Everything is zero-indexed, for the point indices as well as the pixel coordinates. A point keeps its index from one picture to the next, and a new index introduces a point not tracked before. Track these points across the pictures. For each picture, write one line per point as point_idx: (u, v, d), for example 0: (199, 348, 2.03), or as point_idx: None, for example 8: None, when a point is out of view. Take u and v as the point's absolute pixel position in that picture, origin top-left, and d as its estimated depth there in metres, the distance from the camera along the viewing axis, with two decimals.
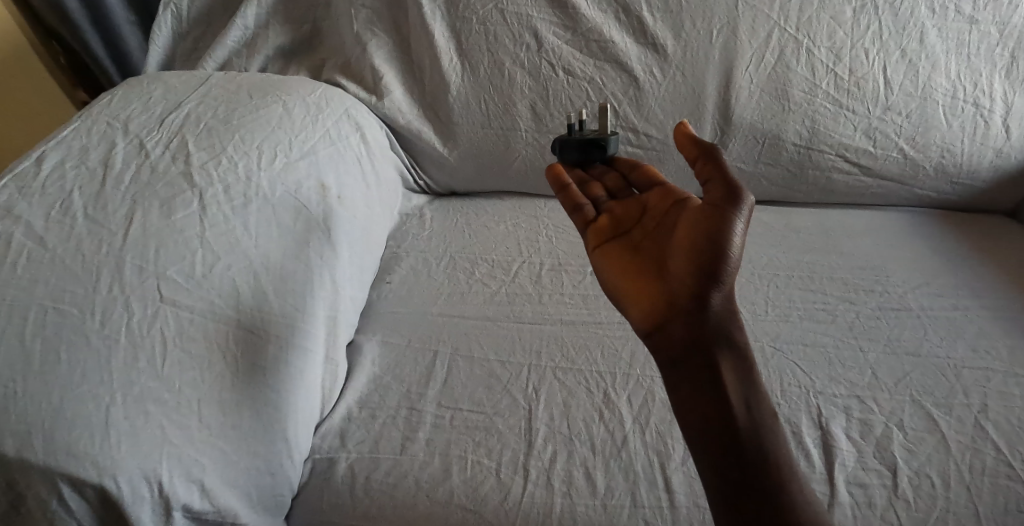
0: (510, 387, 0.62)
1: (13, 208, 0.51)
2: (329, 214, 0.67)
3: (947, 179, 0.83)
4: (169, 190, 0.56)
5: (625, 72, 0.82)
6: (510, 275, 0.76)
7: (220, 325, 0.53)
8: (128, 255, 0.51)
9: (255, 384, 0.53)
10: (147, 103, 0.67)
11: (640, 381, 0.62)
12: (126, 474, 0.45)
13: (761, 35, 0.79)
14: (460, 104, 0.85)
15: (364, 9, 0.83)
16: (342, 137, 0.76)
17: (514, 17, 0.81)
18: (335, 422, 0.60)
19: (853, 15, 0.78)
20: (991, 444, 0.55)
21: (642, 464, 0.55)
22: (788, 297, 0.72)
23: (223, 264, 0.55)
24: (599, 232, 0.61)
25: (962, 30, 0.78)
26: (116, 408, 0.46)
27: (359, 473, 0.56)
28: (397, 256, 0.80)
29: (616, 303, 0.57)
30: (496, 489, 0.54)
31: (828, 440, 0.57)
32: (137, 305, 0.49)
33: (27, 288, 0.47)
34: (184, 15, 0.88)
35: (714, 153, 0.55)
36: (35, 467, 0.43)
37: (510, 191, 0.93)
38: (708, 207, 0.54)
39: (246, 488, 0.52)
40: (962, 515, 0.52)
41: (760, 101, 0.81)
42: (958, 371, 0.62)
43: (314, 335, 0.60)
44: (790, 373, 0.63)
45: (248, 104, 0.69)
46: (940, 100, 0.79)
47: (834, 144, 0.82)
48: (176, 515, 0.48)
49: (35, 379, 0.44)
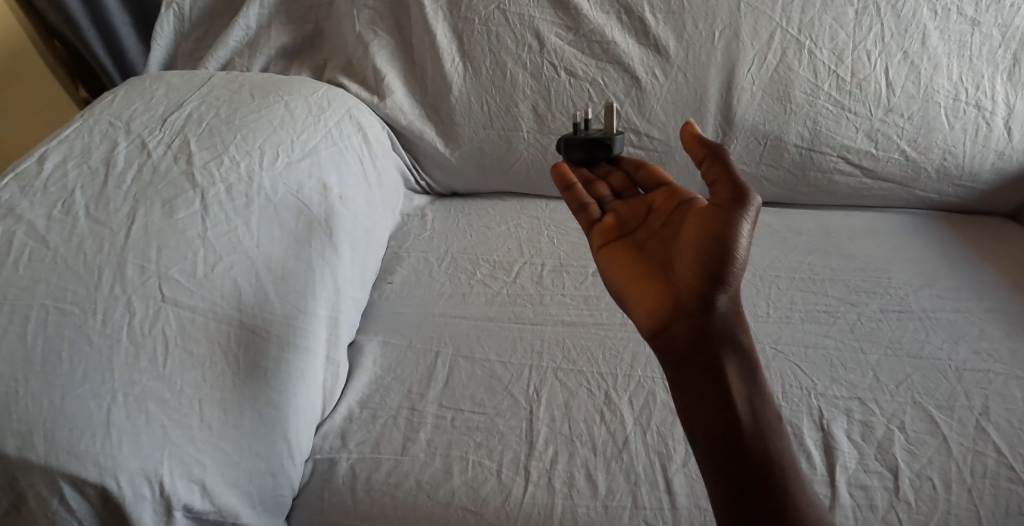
0: (511, 388, 0.62)
1: (16, 207, 0.51)
2: (330, 213, 0.67)
3: (948, 181, 0.83)
4: (171, 190, 0.56)
5: (627, 73, 0.82)
6: (511, 276, 0.76)
7: (222, 325, 0.53)
8: (130, 255, 0.51)
9: (257, 384, 0.53)
10: (149, 102, 0.67)
11: (642, 382, 0.62)
12: (127, 474, 0.45)
13: (763, 37, 0.80)
14: (461, 105, 0.85)
15: (366, 10, 0.84)
16: (343, 137, 0.76)
17: (516, 18, 0.81)
18: (336, 423, 0.60)
19: (855, 16, 0.78)
20: (993, 446, 0.55)
21: (643, 465, 0.55)
22: (789, 298, 0.72)
23: (225, 264, 0.55)
24: (603, 231, 0.61)
25: (964, 32, 0.78)
26: (117, 407, 0.46)
27: (360, 474, 0.56)
28: (398, 256, 0.80)
29: (620, 303, 0.57)
30: (497, 490, 0.54)
31: (829, 442, 0.57)
32: (138, 304, 0.49)
33: (28, 287, 0.47)
34: (186, 16, 0.88)
35: (721, 153, 0.55)
36: (36, 466, 0.44)
37: (511, 192, 0.93)
38: (714, 207, 0.53)
39: (247, 488, 0.52)
40: (963, 517, 0.52)
41: (762, 102, 0.81)
42: (960, 373, 0.62)
43: (316, 335, 0.60)
44: (791, 375, 0.63)
45: (250, 104, 0.69)
46: (942, 102, 0.79)
47: (836, 145, 0.82)
48: (177, 515, 0.48)
49: (37, 379, 0.44)
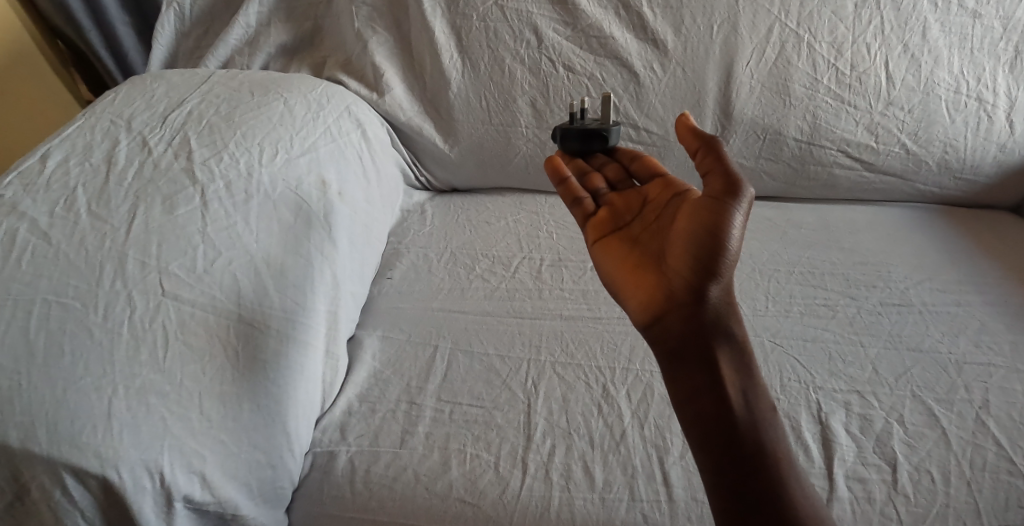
0: (509, 381, 0.63)
1: (19, 205, 0.52)
2: (329, 208, 0.68)
3: (950, 175, 0.83)
4: (171, 187, 0.57)
5: (625, 68, 0.82)
6: (510, 271, 0.76)
7: (221, 319, 0.53)
8: (131, 250, 0.52)
9: (256, 377, 0.54)
10: (149, 100, 0.67)
11: (639, 375, 0.62)
12: (128, 465, 0.46)
13: (762, 31, 0.79)
14: (460, 101, 0.85)
15: (365, 6, 0.84)
16: (343, 133, 0.76)
17: (514, 13, 0.81)
18: (335, 416, 0.61)
19: (855, 9, 0.78)
20: (992, 440, 0.55)
21: (640, 458, 0.56)
22: (788, 292, 0.72)
23: (224, 259, 0.55)
24: (598, 224, 0.61)
25: (965, 24, 0.77)
26: (117, 399, 0.46)
27: (359, 467, 0.56)
28: (398, 252, 0.81)
29: (614, 295, 0.57)
30: (494, 482, 0.55)
31: (827, 434, 0.57)
32: (139, 298, 0.50)
33: (30, 283, 0.48)
34: (187, 14, 0.88)
35: (715, 145, 0.55)
36: (39, 457, 0.44)
37: (510, 187, 0.93)
38: (707, 198, 0.53)
39: (246, 480, 0.53)
40: (962, 510, 0.52)
41: (761, 96, 0.81)
42: (960, 366, 0.62)
43: (315, 330, 0.61)
44: (790, 368, 0.63)
45: (250, 101, 0.70)
46: (942, 95, 0.79)
47: (835, 139, 0.82)
48: (176, 506, 0.48)
49: (38, 372, 0.45)
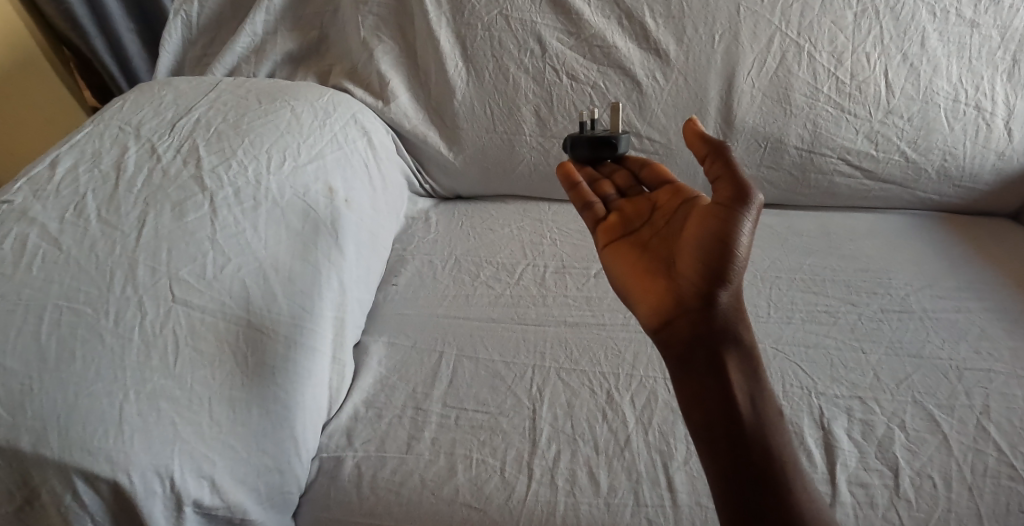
0: (514, 387, 0.63)
1: (28, 211, 0.53)
2: (336, 215, 0.68)
3: (949, 182, 0.84)
4: (181, 193, 0.58)
5: (627, 76, 0.83)
6: (514, 278, 0.77)
7: (231, 325, 0.54)
8: (141, 256, 0.52)
9: (265, 383, 0.54)
10: (158, 108, 0.68)
11: (643, 381, 0.63)
12: (138, 470, 0.46)
13: (763, 41, 0.80)
14: (465, 109, 0.86)
15: (370, 15, 0.85)
16: (349, 141, 0.77)
17: (518, 23, 0.82)
18: (342, 421, 0.61)
19: (854, 20, 0.79)
20: (993, 445, 0.56)
21: (644, 463, 0.56)
22: (790, 298, 0.73)
23: (233, 265, 0.56)
24: (607, 229, 0.62)
25: (962, 34, 0.79)
26: (128, 404, 0.47)
27: (366, 472, 0.57)
28: (403, 258, 0.81)
29: (623, 299, 0.58)
30: (500, 488, 0.55)
31: (829, 440, 0.57)
32: (150, 304, 0.50)
33: (41, 288, 0.48)
34: (194, 22, 0.89)
35: (723, 151, 0.55)
36: (50, 462, 0.44)
37: (513, 194, 0.94)
38: (715, 205, 0.54)
39: (255, 485, 0.53)
40: (964, 515, 0.52)
41: (762, 105, 0.82)
42: (961, 372, 0.63)
43: (323, 335, 0.61)
44: (793, 375, 0.63)
45: (258, 109, 0.71)
46: (941, 104, 0.80)
47: (835, 147, 0.83)
48: (186, 510, 0.49)
49: (50, 377, 0.46)
